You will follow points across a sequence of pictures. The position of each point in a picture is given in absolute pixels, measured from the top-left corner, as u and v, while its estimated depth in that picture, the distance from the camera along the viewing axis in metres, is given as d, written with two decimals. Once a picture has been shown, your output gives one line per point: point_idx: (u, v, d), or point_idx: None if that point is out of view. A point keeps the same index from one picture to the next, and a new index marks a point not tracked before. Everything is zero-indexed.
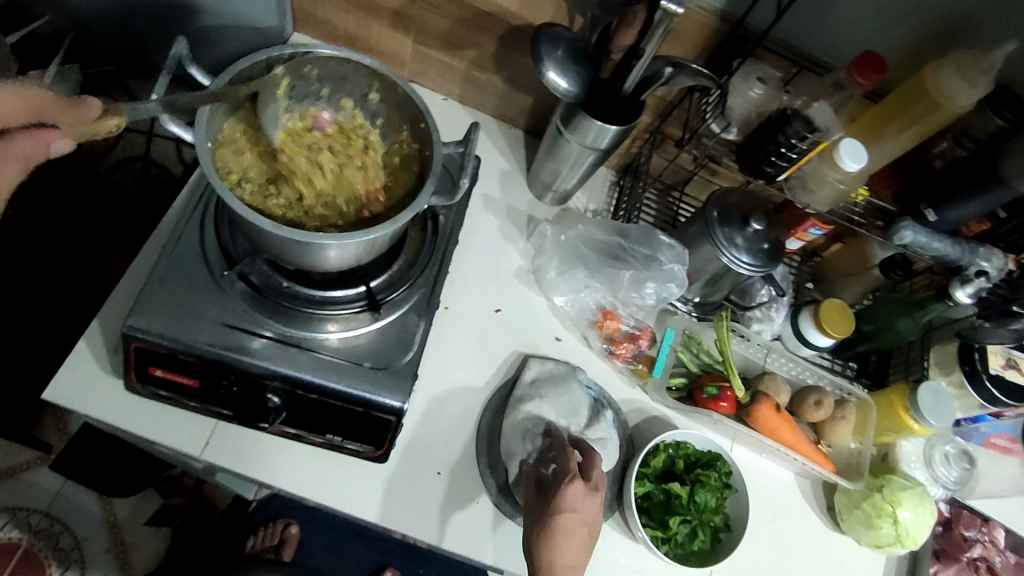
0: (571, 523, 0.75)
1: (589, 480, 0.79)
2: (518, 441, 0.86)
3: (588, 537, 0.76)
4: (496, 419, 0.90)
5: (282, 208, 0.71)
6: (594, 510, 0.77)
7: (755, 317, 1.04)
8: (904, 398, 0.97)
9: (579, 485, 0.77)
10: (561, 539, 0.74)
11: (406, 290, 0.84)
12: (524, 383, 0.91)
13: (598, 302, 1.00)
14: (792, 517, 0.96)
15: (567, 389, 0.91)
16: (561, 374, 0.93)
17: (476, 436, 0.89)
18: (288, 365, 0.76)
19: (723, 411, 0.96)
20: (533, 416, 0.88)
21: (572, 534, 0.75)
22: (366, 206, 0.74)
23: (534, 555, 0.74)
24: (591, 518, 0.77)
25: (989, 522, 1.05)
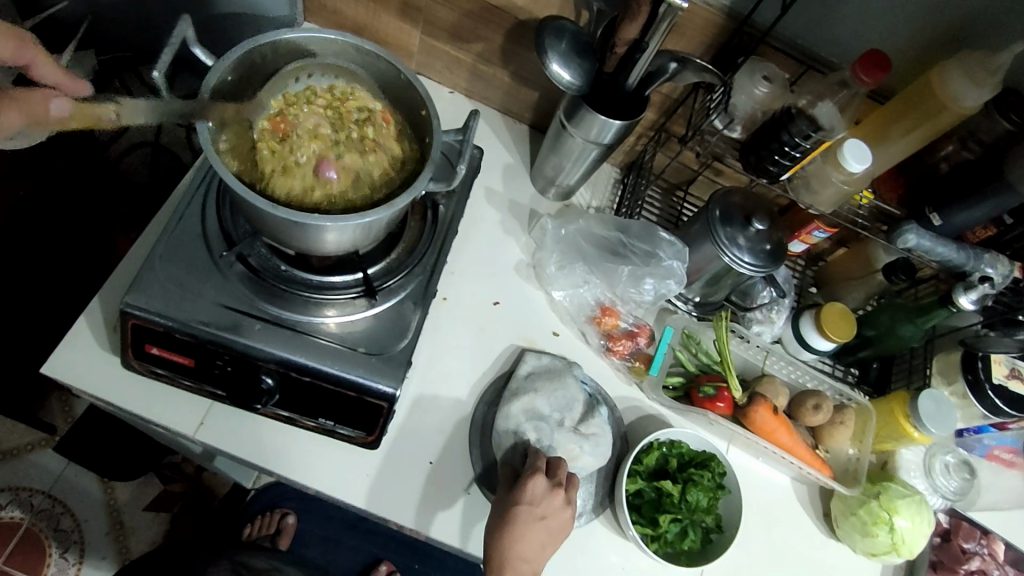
0: (528, 516, 0.76)
1: (552, 476, 0.81)
2: (508, 434, 0.86)
3: (550, 534, 0.78)
4: (490, 411, 0.90)
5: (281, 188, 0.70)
6: (555, 505, 0.79)
7: (756, 319, 1.03)
8: (905, 407, 0.96)
9: (542, 480, 0.79)
10: (524, 531, 0.75)
11: (404, 278, 0.84)
12: (519, 376, 0.91)
13: (597, 298, 1.00)
14: (788, 522, 0.95)
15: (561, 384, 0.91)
16: (556, 369, 0.92)
17: (468, 428, 0.89)
18: (283, 348, 0.76)
19: (719, 412, 0.96)
20: (527, 410, 0.87)
21: (536, 526, 0.76)
22: (364, 187, 0.74)
23: (496, 543, 0.76)
24: (551, 514, 0.78)
25: (989, 535, 1.03)
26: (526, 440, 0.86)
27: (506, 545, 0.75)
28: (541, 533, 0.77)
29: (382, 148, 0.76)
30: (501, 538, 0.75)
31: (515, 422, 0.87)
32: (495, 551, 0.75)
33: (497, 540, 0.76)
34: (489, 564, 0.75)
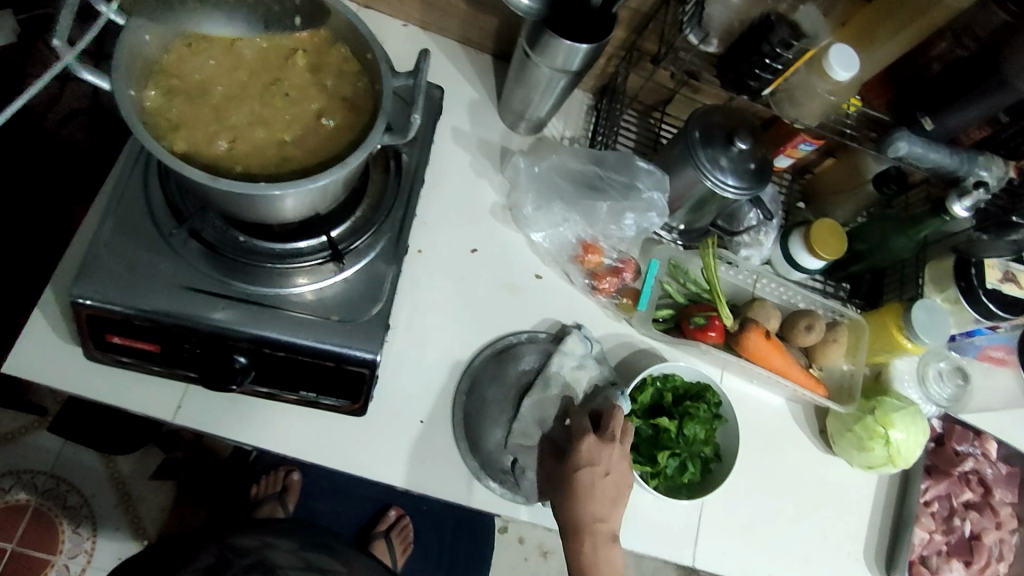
0: (593, 477, 0.77)
1: (603, 431, 0.81)
2: (523, 369, 0.87)
3: (615, 491, 0.79)
4: (484, 369, 0.87)
5: (261, 162, 0.65)
6: (615, 459, 0.79)
7: (743, 243, 0.98)
8: (897, 318, 0.94)
9: (593, 439, 0.80)
10: (592, 495, 0.77)
11: (371, 236, 0.79)
12: (514, 356, 0.87)
13: (578, 236, 0.95)
14: (785, 443, 0.95)
15: (549, 349, 0.89)
16: (544, 333, 0.91)
17: (455, 390, 0.86)
18: (254, 325, 0.72)
19: (712, 342, 0.92)
20: (544, 401, 0.85)
21: (594, 477, 0.77)
22: (334, 146, 0.67)
23: (567, 508, 0.78)
24: (613, 468, 0.79)
25: (982, 435, 1.05)
26: (569, 386, 0.86)
27: (579, 512, 0.77)
28: (605, 485, 0.78)
29: (319, 114, 0.69)
30: (576, 501, 0.77)
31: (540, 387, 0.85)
32: (581, 526, 0.77)
33: (570, 506, 0.77)
34: (561, 517, 0.79)
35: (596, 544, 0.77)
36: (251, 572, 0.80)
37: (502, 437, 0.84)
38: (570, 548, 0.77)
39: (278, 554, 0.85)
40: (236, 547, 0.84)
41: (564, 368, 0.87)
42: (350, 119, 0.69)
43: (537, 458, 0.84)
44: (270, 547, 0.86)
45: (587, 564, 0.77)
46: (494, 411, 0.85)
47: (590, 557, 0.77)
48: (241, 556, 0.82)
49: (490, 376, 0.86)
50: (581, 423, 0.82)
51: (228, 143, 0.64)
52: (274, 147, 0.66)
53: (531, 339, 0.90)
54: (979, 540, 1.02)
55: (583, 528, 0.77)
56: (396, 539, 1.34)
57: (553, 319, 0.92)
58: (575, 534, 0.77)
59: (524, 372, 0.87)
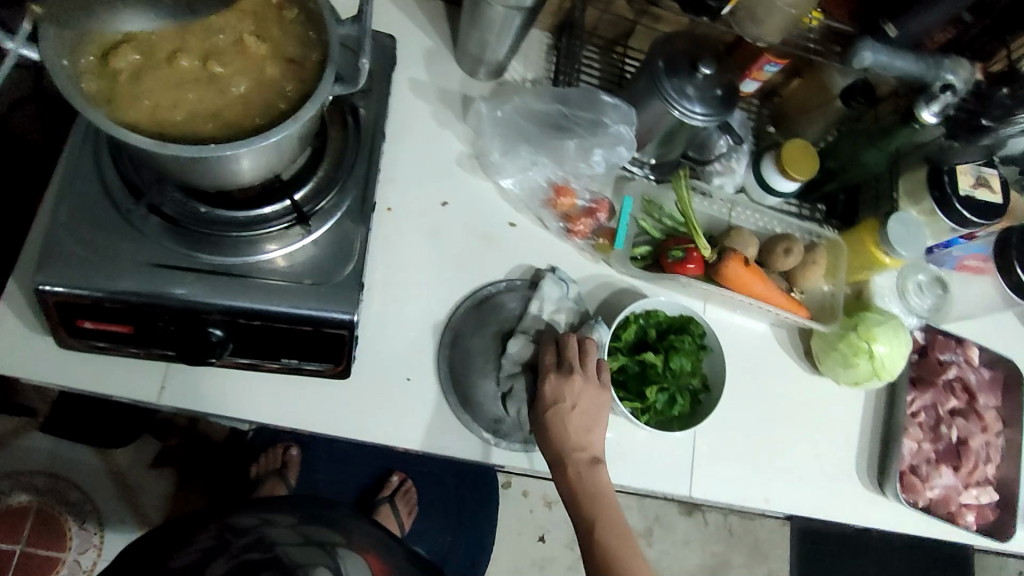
0: (563, 411, 0.79)
1: (563, 365, 0.82)
2: (506, 315, 0.88)
3: (588, 417, 0.80)
4: (464, 320, 0.86)
5: (210, 124, 0.62)
6: (580, 390, 0.80)
7: (715, 172, 0.97)
8: (873, 235, 0.94)
9: (554, 376, 0.81)
10: (565, 428, 0.78)
11: (336, 195, 0.77)
12: (487, 303, 0.88)
13: (549, 179, 0.94)
14: (770, 367, 0.96)
15: (528, 295, 0.89)
16: (519, 280, 0.90)
17: (437, 345, 0.85)
18: (225, 296, 0.71)
19: (691, 274, 0.92)
20: (522, 342, 0.86)
21: (559, 415, 0.79)
22: (283, 101, 0.65)
23: (548, 446, 0.79)
24: (580, 398, 0.80)
25: (964, 342, 1.03)
26: (546, 327, 0.87)
27: (555, 444, 0.78)
28: (573, 417, 0.79)
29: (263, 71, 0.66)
30: (551, 435, 0.79)
31: (522, 338, 0.86)
32: (563, 457, 0.78)
33: (547, 441, 0.79)
34: (548, 456, 0.79)
35: (580, 470, 0.78)
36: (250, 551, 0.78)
37: (495, 385, 0.85)
38: (556, 481, 0.78)
39: (278, 531, 0.83)
40: (235, 527, 0.82)
41: (542, 314, 0.87)
42: (297, 73, 0.66)
43: (529, 383, 0.85)
44: (269, 525, 0.84)
45: (577, 491, 0.77)
46: (480, 361, 0.85)
47: (577, 483, 0.77)
48: (240, 535, 0.80)
49: (471, 325, 0.87)
50: (542, 360, 0.83)
51: (179, 109, 0.62)
52: (226, 108, 0.63)
53: (510, 287, 0.89)
54: (965, 445, 1.01)
55: (568, 461, 0.78)
56: (401, 503, 1.36)
57: (528, 266, 0.91)
58: (562, 469, 0.78)
59: (508, 316, 0.88)
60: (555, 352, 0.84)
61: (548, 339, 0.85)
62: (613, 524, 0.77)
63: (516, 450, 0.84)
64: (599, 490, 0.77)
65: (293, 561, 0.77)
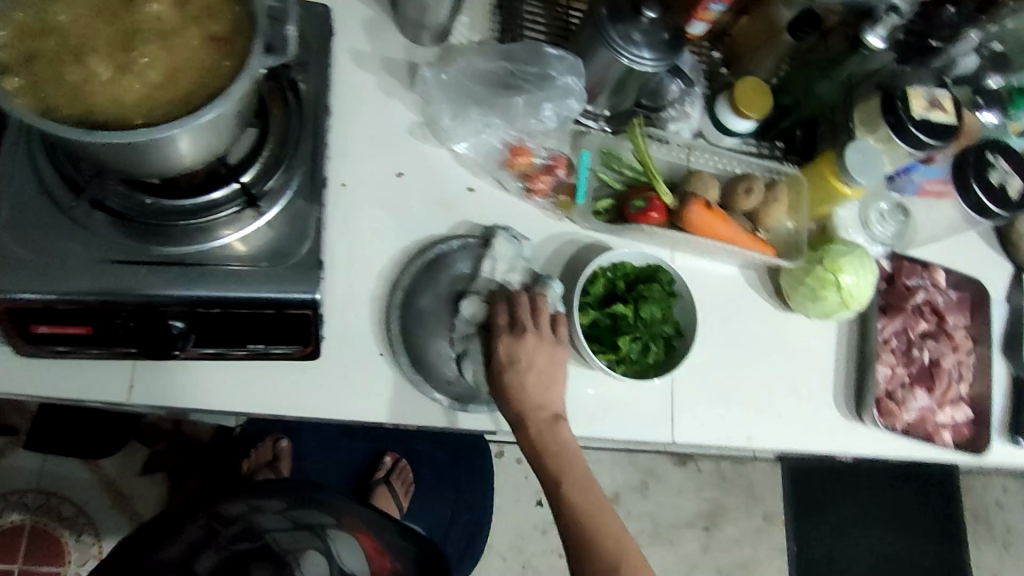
0: (519, 372, 0.79)
1: (515, 325, 0.82)
2: (458, 274, 0.87)
3: (545, 375, 0.80)
4: (411, 281, 0.85)
5: (139, 112, 0.60)
6: (533, 348, 0.81)
7: (670, 117, 0.97)
8: (832, 166, 0.94)
9: (506, 337, 0.81)
10: (521, 388, 0.79)
11: (284, 174, 0.76)
12: (435, 264, 0.86)
13: (503, 140, 0.93)
14: (741, 309, 0.97)
15: (480, 253, 0.87)
16: (473, 240, 0.88)
17: (383, 304, 0.85)
18: (183, 286, 0.70)
19: (655, 223, 0.92)
20: (473, 302, 0.85)
21: (515, 376, 0.79)
22: (210, 83, 0.62)
23: (507, 407, 0.80)
24: (532, 359, 0.80)
25: (930, 266, 1.04)
26: (498, 287, 0.86)
27: (514, 404, 0.79)
28: (529, 376, 0.79)
29: (190, 53, 0.63)
30: (509, 396, 0.79)
31: (467, 301, 0.85)
32: (523, 416, 0.79)
33: (506, 402, 0.80)
34: (508, 416, 0.80)
35: (541, 428, 0.78)
36: (240, 542, 0.78)
37: (448, 346, 0.85)
38: (520, 441, 0.79)
39: (267, 517, 0.82)
40: (223, 514, 0.82)
41: (495, 274, 0.86)
42: (224, 50, 0.64)
43: (481, 343, 0.84)
44: (258, 511, 0.82)
45: (540, 448, 0.78)
46: (432, 321, 0.85)
47: (537, 439, 0.78)
48: (228, 524, 0.80)
49: (422, 287, 0.85)
50: (495, 320, 0.83)
51: (106, 99, 0.60)
52: (154, 94, 0.61)
53: (462, 245, 0.88)
54: (938, 366, 1.02)
55: (528, 421, 0.79)
56: (397, 481, 1.36)
57: (474, 224, 0.90)
58: (522, 428, 0.79)
59: (460, 275, 0.87)
60: (508, 311, 0.83)
61: (499, 300, 0.84)
62: (578, 479, 0.77)
63: (477, 411, 0.84)
64: (560, 446, 0.78)
65: (283, 550, 0.78)
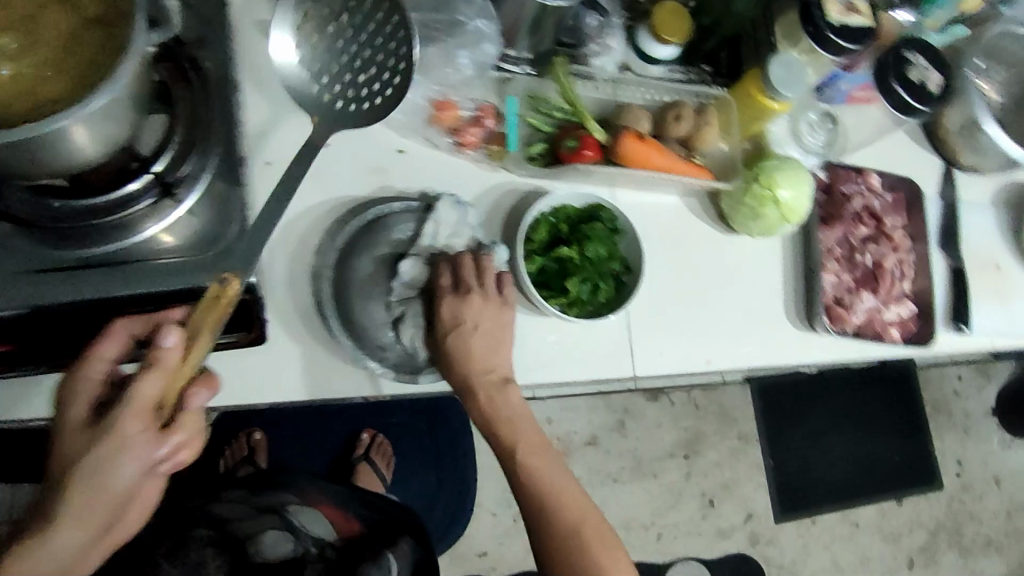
0: (465, 334, 0.81)
1: (460, 285, 0.83)
2: (397, 238, 0.84)
3: (491, 336, 0.83)
4: (345, 253, 0.83)
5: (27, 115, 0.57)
6: (477, 310, 0.82)
7: (592, 53, 0.95)
8: (758, 83, 0.94)
9: (450, 298, 0.82)
10: (467, 352, 0.81)
11: (199, 158, 0.71)
12: (372, 233, 0.84)
13: (427, 96, 0.90)
14: (686, 238, 0.97)
15: (422, 217, 0.85)
16: (415, 203, 0.86)
17: (315, 274, 0.83)
18: (110, 286, 0.69)
19: (589, 161, 0.90)
20: (411, 266, 0.83)
21: (463, 341, 0.81)
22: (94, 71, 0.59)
23: (454, 372, 0.82)
24: (479, 319, 0.82)
25: (864, 172, 1.07)
26: (441, 251, 0.85)
27: (463, 371, 0.81)
28: (475, 339, 0.82)
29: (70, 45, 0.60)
30: (455, 360, 0.81)
31: (407, 262, 0.83)
32: (474, 382, 0.82)
33: (452, 367, 0.82)
34: (455, 382, 0.82)
35: (491, 391, 0.82)
36: None
37: (385, 310, 0.83)
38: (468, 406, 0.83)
39: None
40: None
41: (439, 239, 0.84)
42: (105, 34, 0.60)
43: (422, 305, 0.84)
44: None
45: (490, 413, 0.82)
46: (366, 287, 0.83)
47: (488, 405, 0.82)
48: None
49: (360, 251, 0.83)
50: (439, 282, 0.83)
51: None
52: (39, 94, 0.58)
53: (404, 209, 0.86)
54: (880, 267, 1.05)
55: (476, 386, 0.82)
56: (377, 457, 1.37)
57: (409, 181, 0.89)
58: (470, 392, 0.82)
59: (398, 241, 0.84)
60: (451, 272, 0.84)
61: (442, 261, 0.84)
62: (529, 437, 0.83)
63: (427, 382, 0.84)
64: (510, 410, 0.83)
65: None
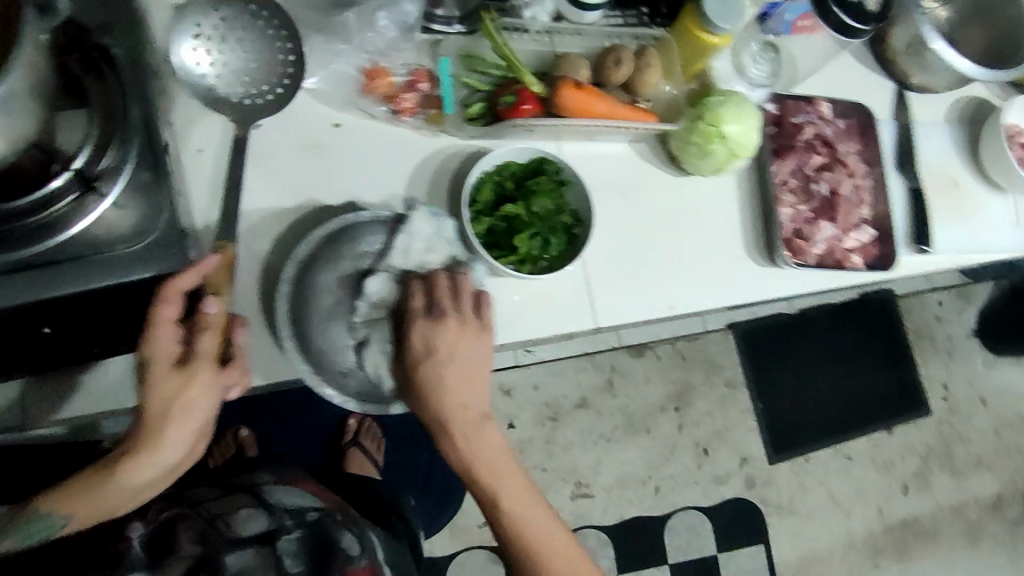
0: (438, 364, 0.78)
1: (434, 308, 0.80)
2: (364, 250, 0.82)
3: (466, 366, 0.79)
4: (311, 262, 0.80)
5: None
6: (452, 337, 0.79)
7: (523, 5, 0.93)
8: (694, 17, 0.91)
9: (422, 322, 0.79)
10: (439, 384, 0.78)
11: (120, 149, 0.68)
12: (340, 244, 0.81)
13: (359, 65, 0.88)
14: (637, 185, 0.96)
15: (393, 227, 0.83)
16: (388, 214, 0.84)
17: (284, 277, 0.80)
18: (42, 289, 0.67)
19: (530, 115, 0.89)
20: (381, 283, 0.81)
21: (437, 370, 0.78)
22: None
23: (422, 405, 0.79)
24: (453, 348, 0.79)
25: (813, 100, 1.05)
26: (412, 269, 0.82)
27: (436, 406, 0.78)
28: (450, 369, 0.78)
29: None
30: (425, 394, 0.78)
31: (372, 280, 0.81)
32: (451, 421, 0.78)
33: (421, 402, 0.79)
34: (423, 416, 0.79)
35: (467, 432, 0.78)
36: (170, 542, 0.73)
37: (347, 333, 0.80)
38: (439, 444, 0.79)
39: None
40: None
41: (410, 254, 0.82)
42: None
43: (388, 329, 0.81)
44: None
45: (468, 456, 0.78)
46: (328, 305, 0.80)
47: (465, 450, 0.78)
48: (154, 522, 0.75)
49: (325, 263, 0.81)
50: (411, 303, 0.80)
51: None
52: None
53: (374, 219, 0.83)
54: (837, 195, 1.04)
55: (450, 426, 0.78)
56: (367, 440, 1.37)
57: (348, 155, 0.87)
58: (440, 428, 0.79)
59: (365, 254, 0.82)
60: (425, 293, 0.80)
61: (413, 281, 0.81)
62: (515, 492, 0.78)
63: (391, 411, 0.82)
64: (490, 458, 0.78)
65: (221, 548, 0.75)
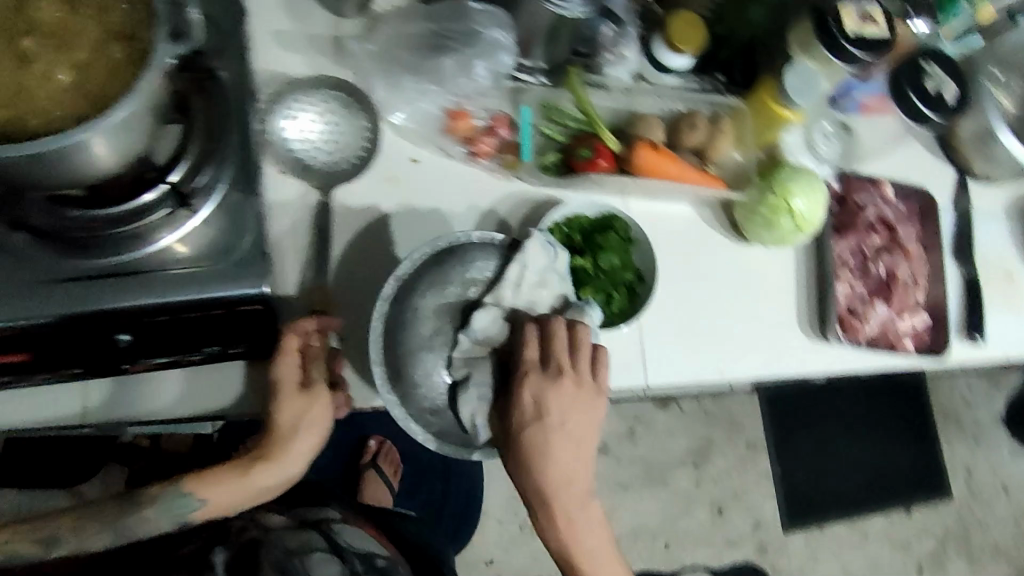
0: (551, 431, 0.79)
1: (548, 364, 0.79)
2: (473, 277, 0.81)
3: (574, 437, 0.81)
4: (417, 287, 0.79)
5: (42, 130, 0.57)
6: (567, 401, 0.80)
7: (607, 62, 0.94)
8: (772, 92, 0.94)
9: (536, 376, 0.79)
10: (549, 455, 0.79)
11: (215, 168, 0.70)
12: (452, 273, 0.80)
13: (441, 106, 0.91)
14: (698, 248, 0.97)
15: (506, 254, 0.83)
16: (498, 237, 0.84)
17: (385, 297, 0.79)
18: (123, 297, 0.68)
19: (604, 169, 0.90)
20: (491, 317, 0.80)
21: (549, 449, 0.79)
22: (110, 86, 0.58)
23: (528, 479, 0.80)
24: (565, 416, 0.79)
25: (877, 181, 1.06)
26: (521, 308, 0.81)
27: (542, 479, 0.80)
28: (560, 450, 0.80)
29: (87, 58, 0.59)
30: (532, 465, 0.79)
31: (482, 310, 0.79)
32: (556, 498, 0.81)
33: (530, 472, 0.80)
34: (525, 486, 0.81)
35: (569, 510, 0.82)
36: None
37: (445, 364, 0.79)
38: (538, 511, 0.82)
39: None
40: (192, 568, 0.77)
41: (521, 289, 0.81)
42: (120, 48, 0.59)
43: (490, 370, 0.80)
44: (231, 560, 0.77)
45: (566, 532, 0.83)
46: (427, 333, 0.79)
47: (566, 530, 0.83)
48: None
49: (429, 285, 0.80)
50: (524, 354, 0.80)
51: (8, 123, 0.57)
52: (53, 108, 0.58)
53: (483, 243, 0.83)
54: (894, 277, 1.04)
55: (552, 501, 0.82)
56: (386, 465, 1.37)
57: (422, 190, 0.88)
58: (541, 498, 0.81)
59: (476, 280, 0.81)
60: (540, 346, 0.80)
61: (527, 322, 0.80)
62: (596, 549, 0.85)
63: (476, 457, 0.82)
64: (581, 523, 0.83)
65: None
